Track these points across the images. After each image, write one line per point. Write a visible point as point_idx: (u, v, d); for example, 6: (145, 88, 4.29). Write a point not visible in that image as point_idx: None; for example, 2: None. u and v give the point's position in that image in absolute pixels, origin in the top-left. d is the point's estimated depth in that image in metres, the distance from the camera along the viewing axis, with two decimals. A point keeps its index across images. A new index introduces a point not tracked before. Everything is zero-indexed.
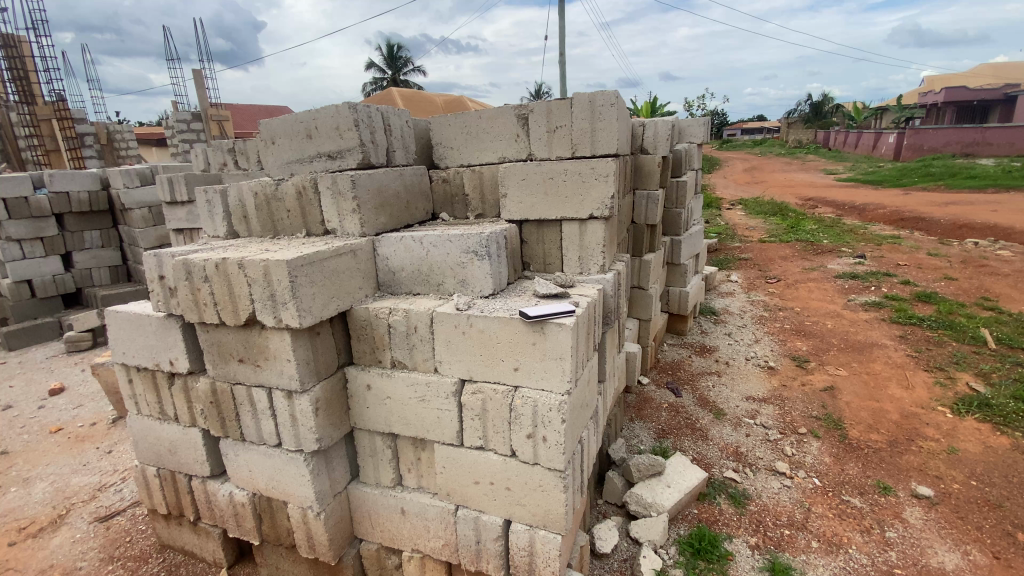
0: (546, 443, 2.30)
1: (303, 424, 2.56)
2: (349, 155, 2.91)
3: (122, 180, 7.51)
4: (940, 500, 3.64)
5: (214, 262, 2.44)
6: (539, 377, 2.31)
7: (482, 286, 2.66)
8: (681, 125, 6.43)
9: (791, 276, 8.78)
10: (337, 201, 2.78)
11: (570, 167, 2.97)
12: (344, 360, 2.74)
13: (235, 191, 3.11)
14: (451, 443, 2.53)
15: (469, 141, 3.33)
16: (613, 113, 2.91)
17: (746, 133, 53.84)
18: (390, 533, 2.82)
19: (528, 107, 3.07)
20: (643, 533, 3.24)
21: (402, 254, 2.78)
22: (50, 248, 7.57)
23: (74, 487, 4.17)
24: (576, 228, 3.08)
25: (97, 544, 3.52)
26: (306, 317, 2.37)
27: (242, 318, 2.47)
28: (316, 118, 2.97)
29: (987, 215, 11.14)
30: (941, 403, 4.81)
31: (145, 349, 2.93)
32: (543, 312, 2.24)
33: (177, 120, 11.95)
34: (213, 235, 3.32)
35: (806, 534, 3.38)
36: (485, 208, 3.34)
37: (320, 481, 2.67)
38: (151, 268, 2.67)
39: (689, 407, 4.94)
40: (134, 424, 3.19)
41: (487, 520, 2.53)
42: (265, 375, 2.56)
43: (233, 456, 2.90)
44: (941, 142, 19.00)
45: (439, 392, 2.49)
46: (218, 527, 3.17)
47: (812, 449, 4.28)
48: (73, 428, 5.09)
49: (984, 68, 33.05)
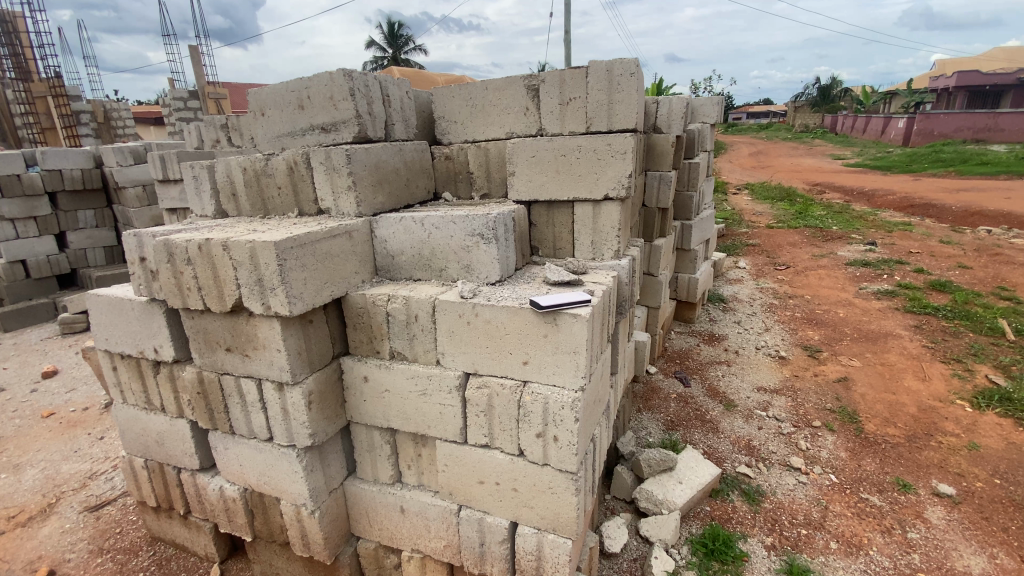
0: (557, 443, 2.11)
1: (296, 418, 2.39)
2: (344, 128, 2.64)
3: (116, 158, 7.32)
4: (962, 499, 3.51)
5: (196, 243, 2.24)
6: (550, 371, 2.11)
7: (489, 272, 2.45)
8: (695, 104, 6.17)
9: (800, 264, 8.57)
10: (332, 178, 2.55)
11: (584, 143, 2.74)
12: (340, 349, 2.55)
13: (224, 167, 2.90)
14: (455, 440, 2.34)
15: (474, 114, 3.08)
16: (632, 84, 2.66)
17: (751, 116, 53.03)
18: (390, 531, 2.66)
19: (539, 78, 2.82)
20: (654, 532, 3.09)
21: (401, 237, 2.57)
22: (44, 228, 7.38)
23: (65, 475, 4.06)
24: (590, 210, 2.87)
25: (87, 535, 3.42)
26: (296, 304, 2.17)
27: (228, 304, 2.26)
28: (308, 87, 2.69)
29: (1001, 202, 10.84)
30: (961, 397, 4.67)
31: (129, 335, 2.75)
32: (557, 302, 2.04)
33: (174, 97, 11.57)
34: (202, 214, 3.12)
35: (824, 534, 3.24)
36: (491, 187, 3.12)
37: (315, 478, 2.51)
38: (131, 249, 2.48)
39: (698, 398, 4.79)
40: (121, 414, 3.03)
41: (493, 522, 2.36)
42: (254, 366, 2.38)
43: (223, 450, 2.73)
44: (952, 127, 18.53)
45: (441, 386, 2.30)
46: (209, 521, 3.02)
47: (827, 443, 4.13)
48: (65, 414, 4.96)
49: (1000, 54, 32.17)
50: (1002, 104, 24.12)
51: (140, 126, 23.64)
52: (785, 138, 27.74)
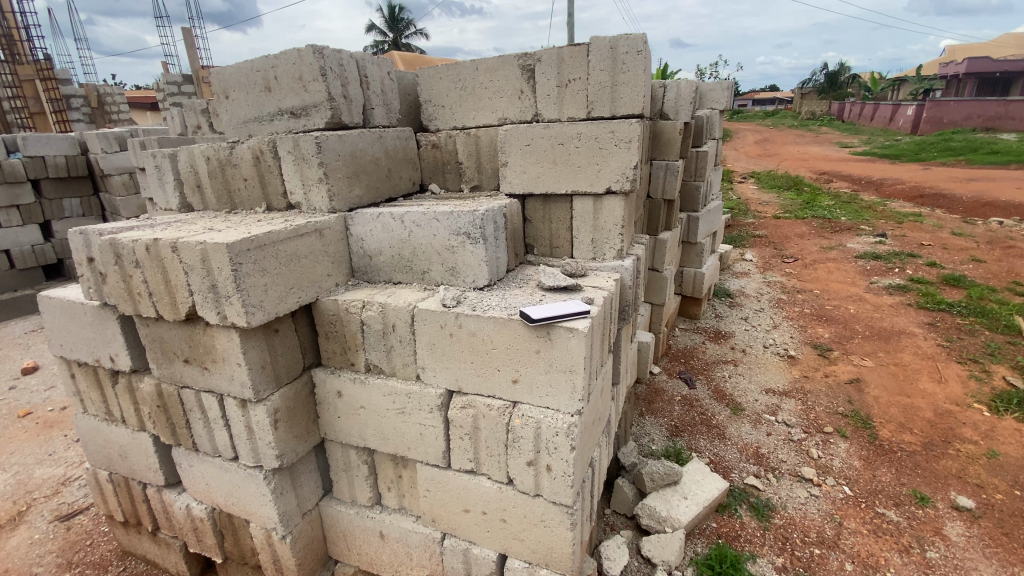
0: (550, 473, 1.88)
1: (261, 438, 2.15)
2: (316, 113, 2.36)
3: (101, 144, 7.03)
4: (982, 513, 3.28)
5: (143, 243, 1.98)
6: (543, 393, 1.87)
7: (476, 276, 2.19)
8: (704, 89, 5.83)
9: (809, 256, 8.27)
10: (301, 169, 2.28)
11: (584, 130, 2.46)
12: (312, 360, 2.30)
13: (187, 156, 2.62)
14: (437, 464, 2.10)
15: (464, 98, 2.79)
16: (639, 63, 2.36)
17: (757, 103, 52.18)
18: (369, 557, 2.44)
19: (534, 57, 2.53)
20: (656, 553, 2.87)
21: (379, 236, 2.30)
22: (27, 217, 7.09)
23: (37, 480, 3.85)
24: (590, 204, 2.60)
25: (56, 548, 3.21)
26: (255, 314, 1.91)
27: (181, 312, 2.01)
28: (275, 66, 2.40)
29: (1013, 193, 10.49)
30: (978, 400, 4.42)
31: (84, 342, 2.51)
32: (551, 314, 1.77)
33: (168, 81, 11.17)
34: (166, 207, 2.86)
35: (838, 554, 3.01)
36: (482, 179, 2.85)
37: (285, 501, 2.29)
38: (78, 248, 2.22)
39: (703, 401, 4.56)
40: (82, 424, 2.81)
41: (479, 554, 2.13)
42: (214, 380, 2.13)
43: (188, 467, 2.50)
44: (961, 115, 18.04)
45: (422, 405, 2.06)
46: (179, 539, 2.81)
47: (840, 451, 3.90)
48: (42, 413, 4.74)
49: (1012, 40, 31.39)
50: (1013, 91, 23.53)
51: (136, 111, 23.23)
52: (792, 125, 27.17)
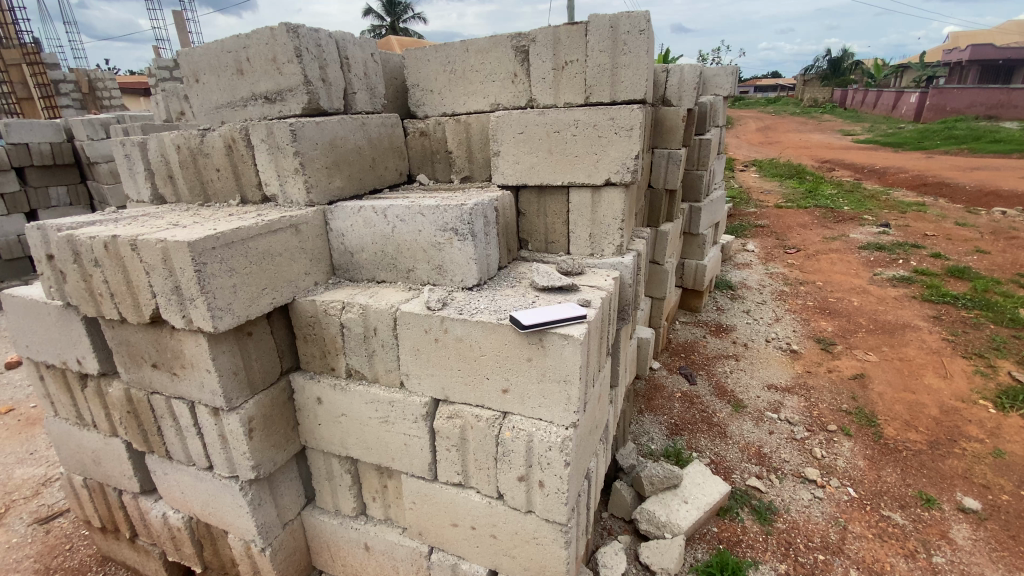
0: (543, 489, 1.75)
1: (235, 447, 2.02)
2: (292, 98, 2.19)
3: (86, 131, 6.83)
4: (989, 515, 3.18)
5: (101, 240, 1.82)
6: (535, 404, 1.73)
7: (465, 275, 2.04)
8: (707, 74, 5.61)
9: (811, 247, 8.11)
10: (276, 159, 2.12)
11: (581, 117, 2.29)
12: (290, 365, 2.16)
13: (157, 144, 2.45)
14: (423, 476, 1.98)
15: (454, 82, 2.61)
16: (642, 44, 2.18)
17: (758, 90, 51.53)
18: (353, 568, 2.33)
19: (528, 37, 2.35)
20: (655, 559, 2.76)
21: (361, 231, 2.15)
22: (12, 206, 6.87)
23: (18, 481, 3.73)
24: (588, 197, 2.44)
25: (33, 552, 3.09)
26: (223, 318, 1.76)
27: (145, 315, 1.86)
28: (247, 47, 2.22)
29: (1018, 182, 10.29)
30: (984, 396, 4.30)
31: (49, 343, 2.36)
32: (544, 319, 1.62)
33: (159, 66, 10.89)
34: (138, 199, 2.69)
35: (843, 560, 2.91)
36: (473, 169, 2.68)
37: (263, 513, 2.16)
38: (35, 245, 2.06)
39: (704, 397, 4.44)
40: (54, 428, 2.67)
41: (468, 570, 2.02)
42: (183, 386, 1.99)
43: (163, 475, 2.37)
44: (965, 102, 17.74)
45: (406, 415, 1.92)
46: (158, 547, 2.69)
47: (844, 450, 3.79)
48: (24, 410, 4.61)
49: (1017, 26, 30.87)
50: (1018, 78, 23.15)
51: (128, 97, 22.79)
52: (795, 112, 26.81)
